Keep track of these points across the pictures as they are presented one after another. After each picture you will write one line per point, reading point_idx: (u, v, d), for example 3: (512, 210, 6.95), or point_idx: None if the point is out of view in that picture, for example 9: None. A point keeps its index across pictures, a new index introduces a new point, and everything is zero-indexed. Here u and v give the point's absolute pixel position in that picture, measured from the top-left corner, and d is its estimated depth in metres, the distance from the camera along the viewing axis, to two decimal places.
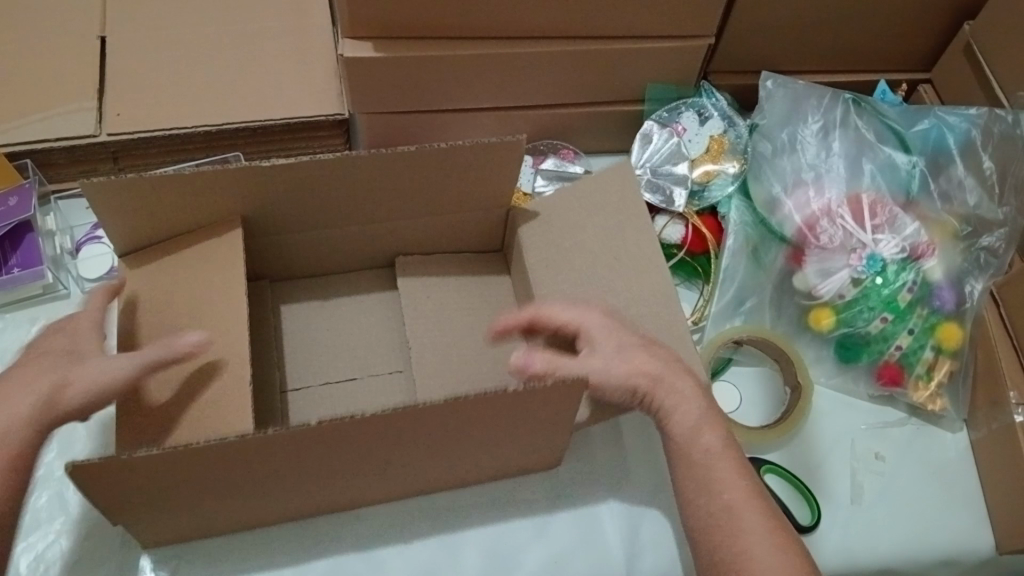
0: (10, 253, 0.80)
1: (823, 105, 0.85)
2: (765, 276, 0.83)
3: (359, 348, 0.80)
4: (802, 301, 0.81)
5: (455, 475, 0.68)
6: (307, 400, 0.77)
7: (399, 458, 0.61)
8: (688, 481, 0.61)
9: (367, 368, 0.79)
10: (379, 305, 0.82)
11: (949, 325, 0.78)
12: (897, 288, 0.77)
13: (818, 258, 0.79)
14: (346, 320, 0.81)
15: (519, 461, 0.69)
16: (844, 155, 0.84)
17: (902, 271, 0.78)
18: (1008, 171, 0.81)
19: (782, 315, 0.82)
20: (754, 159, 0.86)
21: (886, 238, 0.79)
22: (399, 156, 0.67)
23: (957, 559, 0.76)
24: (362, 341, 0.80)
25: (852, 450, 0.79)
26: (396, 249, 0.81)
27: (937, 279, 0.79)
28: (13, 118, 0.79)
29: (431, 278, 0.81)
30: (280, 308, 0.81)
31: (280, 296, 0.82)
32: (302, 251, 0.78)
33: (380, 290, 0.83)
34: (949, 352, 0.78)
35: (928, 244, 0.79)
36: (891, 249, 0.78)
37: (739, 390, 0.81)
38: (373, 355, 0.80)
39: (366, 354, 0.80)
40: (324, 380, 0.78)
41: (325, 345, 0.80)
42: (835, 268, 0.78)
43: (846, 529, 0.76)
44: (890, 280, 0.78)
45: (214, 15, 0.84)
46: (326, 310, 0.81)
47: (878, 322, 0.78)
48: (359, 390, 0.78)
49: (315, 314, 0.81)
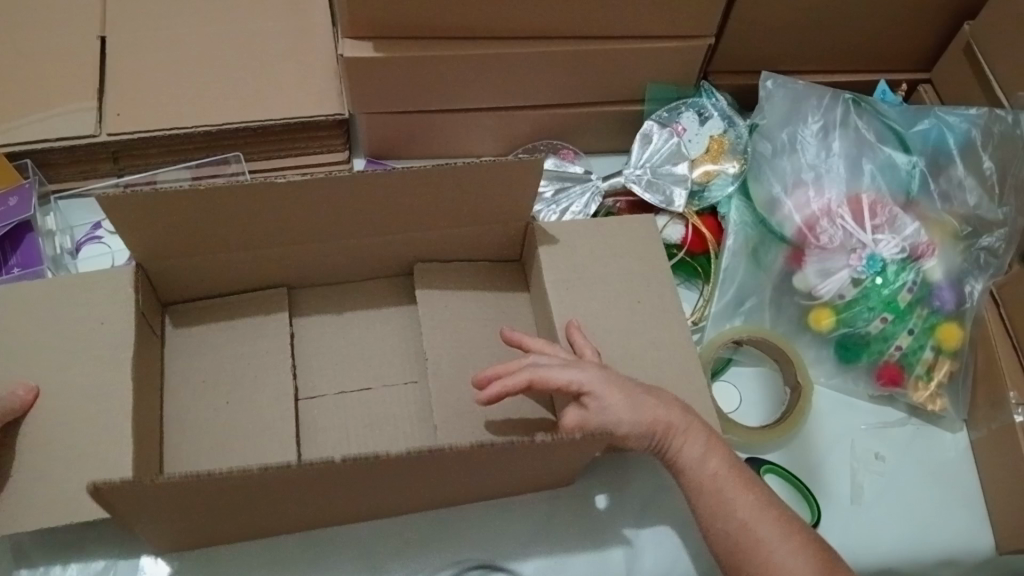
0: (10, 253, 0.81)
1: (822, 105, 0.85)
2: (765, 276, 0.83)
3: (373, 361, 0.80)
4: (802, 301, 0.81)
5: (458, 494, 0.68)
6: (323, 416, 0.77)
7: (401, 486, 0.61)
8: (701, 477, 0.62)
9: (382, 378, 0.80)
10: (394, 315, 0.82)
11: (949, 325, 0.78)
12: (897, 291, 0.77)
13: (818, 258, 0.79)
14: (361, 329, 0.82)
15: (522, 481, 0.68)
16: (844, 155, 0.84)
17: (903, 273, 0.78)
18: (1008, 171, 0.81)
19: (782, 315, 0.82)
20: (754, 159, 0.86)
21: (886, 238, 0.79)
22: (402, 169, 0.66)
23: (957, 559, 0.76)
24: (377, 351, 0.81)
25: (852, 450, 0.79)
26: (411, 258, 0.81)
27: (938, 279, 0.79)
28: (13, 118, 0.79)
29: (444, 290, 0.80)
30: (294, 321, 0.81)
31: (293, 308, 0.82)
32: (313, 260, 0.78)
33: (393, 299, 0.83)
34: (949, 352, 0.78)
35: (928, 244, 0.79)
36: (891, 249, 0.78)
37: (739, 390, 0.81)
38: (388, 364, 0.80)
39: (382, 366, 0.80)
40: (338, 391, 0.79)
41: (340, 356, 0.80)
42: (835, 268, 0.79)
43: (846, 529, 0.76)
44: (890, 282, 0.78)
45: (214, 14, 0.84)
46: (340, 321, 0.82)
47: (878, 322, 0.78)
48: (375, 401, 0.79)
49: (330, 325, 0.81)
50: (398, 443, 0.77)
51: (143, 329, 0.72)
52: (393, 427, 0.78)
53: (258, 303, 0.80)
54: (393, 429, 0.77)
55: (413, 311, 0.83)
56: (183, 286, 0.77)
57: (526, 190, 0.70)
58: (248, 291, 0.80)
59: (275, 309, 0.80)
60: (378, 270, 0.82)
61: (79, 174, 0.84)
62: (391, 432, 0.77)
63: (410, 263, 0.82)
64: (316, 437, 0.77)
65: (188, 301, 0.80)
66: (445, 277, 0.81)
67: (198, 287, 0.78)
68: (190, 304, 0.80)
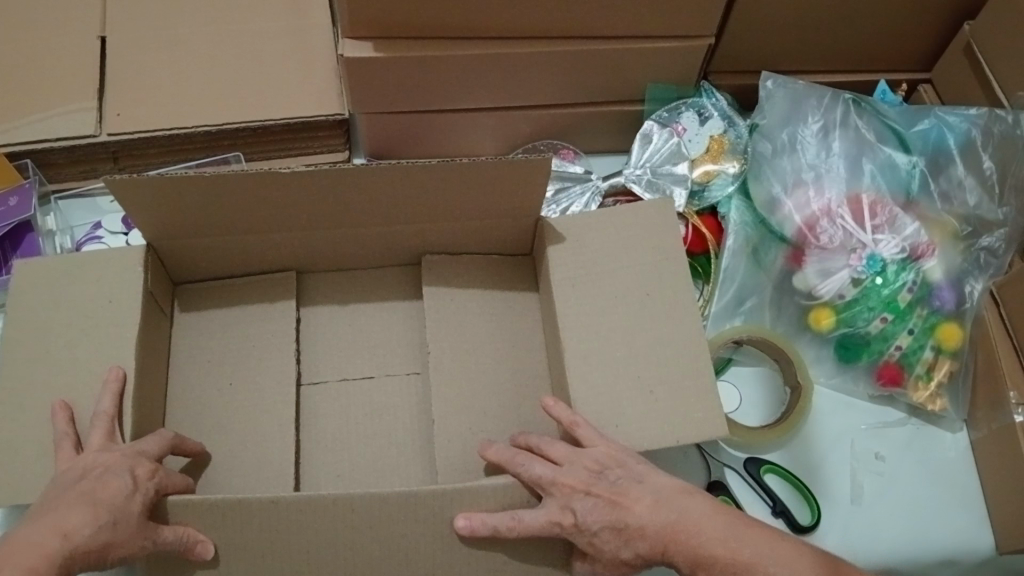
0: (10, 253, 0.82)
1: (823, 105, 0.85)
2: (765, 276, 0.83)
3: (377, 349, 0.80)
4: (802, 301, 0.81)
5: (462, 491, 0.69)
6: (325, 402, 0.78)
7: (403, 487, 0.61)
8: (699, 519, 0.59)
9: (384, 367, 0.80)
10: (402, 304, 0.82)
11: (949, 325, 0.78)
12: (896, 292, 0.77)
13: (818, 258, 0.79)
14: (369, 318, 0.81)
15: None
16: (845, 156, 0.84)
17: (902, 275, 0.78)
18: (1006, 170, 0.81)
19: (782, 315, 0.83)
20: (754, 159, 0.86)
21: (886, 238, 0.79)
22: (401, 168, 0.66)
23: (957, 559, 0.76)
24: (384, 341, 0.81)
25: (852, 450, 0.79)
26: (422, 250, 0.80)
27: (937, 280, 0.79)
28: (13, 119, 0.79)
29: (453, 283, 0.80)
30: (302, 303, 0.81)
31: (303, 294, 0.82)
32: (322, 250, 0.78)
33: (403, 291, 0.83)
34: (949, 352, 0.78)
35: (928, 243, 0.79)
36: (890, 249, 0.78)
37: (739, 390, 0.82)
38: (393, 354, 0.80)
39: (385, 356, 0.80)
40: (341, 377, 0.79)
41: (346, 343, 0.80)
42: (835, 267, 0.78)
43: (845, 527, 0.76)
44: (890, 283, 0.77)
45: (214, 14, 0.84)
46: (349, 307, 0.82)
47: (878, 322, 0.77)
48: (377, 390, 0.79)
49: (337, 308, 0.81)
50: (396, 434, 0.77)
51: (151, 306, 0.72)
52: (393, 417, 0.78)
53: (268, 288, 0.80)
54: (392, 419, 0.78)
55: (420, 302, 0.82)
56: (188, 268, 0.77)
57: (532, 190, 0.71)
58: (260, 273, 0.80)
59: (286, 293, 0.80)
60: (386, 258, 0.81)
61: (79, 174, 0.85)
62: (390, 422, 0.78)
63: (421, 253, 0.81)
64: (316, 423, 0.77)
65: (198, 281, 0.80)
66: (454, 270, 0.80)
67: (199, 271, 0.78)
68: (197, 285, 0.80)
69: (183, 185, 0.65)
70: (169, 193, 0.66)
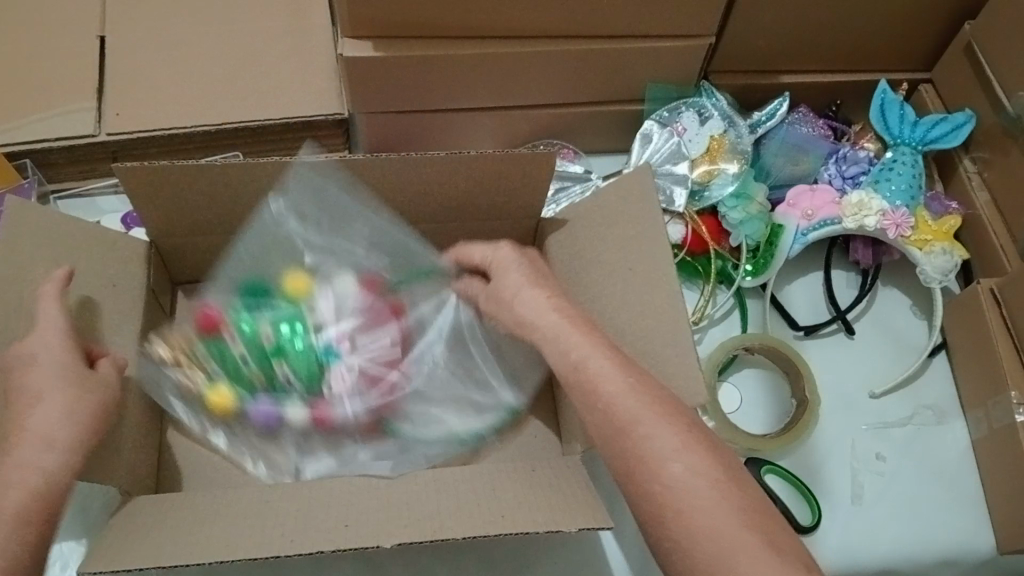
0: None
1: (791, 121, 0.88)
2: (925, 233, 0.83)
3: None
4: (920, 256, 0.83)
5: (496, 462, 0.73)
6: None
7: (407, 493, 0.61)
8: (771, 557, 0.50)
9: None
10: None
11: (220, 391, 0.73)
12: (256, 379, 0.73)
13: (403, 249, 0.78)
14: None
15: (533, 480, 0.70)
16: (857, 181, 0.87)
17: (285, 349, 0.73)
18: (1001, 173, 0.83)
19: (944, 258, 0.82)
20: (772, 175, 0.89)
21: (438, 335, 0.77)
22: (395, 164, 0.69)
23: (957, 559, 0.78)
24: None
25: (852, 451, 0.82)
26: None
27: (292, 429, 0.74)
28: (11, 118, 0.79)
29: None
30: None
31: None
32: None
33: None
34: (232, 397, 0.73)
35: (801, 187, 0.86)
36: (438, 292, 0.78)
37: (740, 391, 0.84)
38: None
39: None
40: None
41: None
42: (343, 295, 0.76)
43: (846, 529, 0.78)
44: (251, 331, 0.73)
45: (214, 14, 0.84)
46: None
47: (266, 335, 0.73)
48: None
49: None
50: None
51: (154, 310, 0.76)
52: None
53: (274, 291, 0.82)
54: None
55: None
56: (187, 268, 0.80)
57: (540, 179, 0.72)
58: None
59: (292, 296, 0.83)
60: None
61: (78, 174, 0.85)
62: None
63: None
64: None
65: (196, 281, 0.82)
66: None
67: (200, 270, 0.80)
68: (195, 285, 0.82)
69: (187, 180, 0.67)
70: (169, 186, 0.67)
